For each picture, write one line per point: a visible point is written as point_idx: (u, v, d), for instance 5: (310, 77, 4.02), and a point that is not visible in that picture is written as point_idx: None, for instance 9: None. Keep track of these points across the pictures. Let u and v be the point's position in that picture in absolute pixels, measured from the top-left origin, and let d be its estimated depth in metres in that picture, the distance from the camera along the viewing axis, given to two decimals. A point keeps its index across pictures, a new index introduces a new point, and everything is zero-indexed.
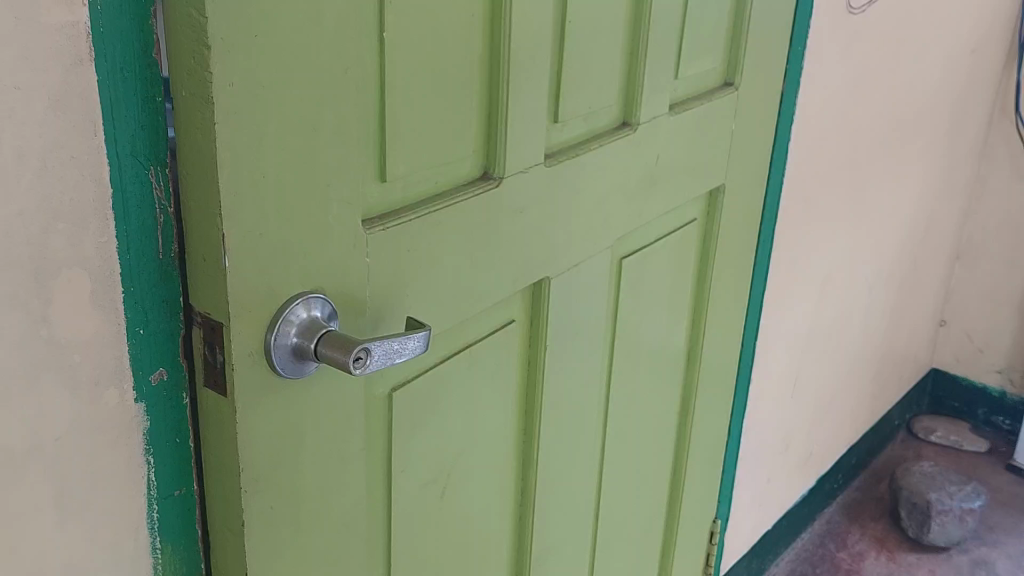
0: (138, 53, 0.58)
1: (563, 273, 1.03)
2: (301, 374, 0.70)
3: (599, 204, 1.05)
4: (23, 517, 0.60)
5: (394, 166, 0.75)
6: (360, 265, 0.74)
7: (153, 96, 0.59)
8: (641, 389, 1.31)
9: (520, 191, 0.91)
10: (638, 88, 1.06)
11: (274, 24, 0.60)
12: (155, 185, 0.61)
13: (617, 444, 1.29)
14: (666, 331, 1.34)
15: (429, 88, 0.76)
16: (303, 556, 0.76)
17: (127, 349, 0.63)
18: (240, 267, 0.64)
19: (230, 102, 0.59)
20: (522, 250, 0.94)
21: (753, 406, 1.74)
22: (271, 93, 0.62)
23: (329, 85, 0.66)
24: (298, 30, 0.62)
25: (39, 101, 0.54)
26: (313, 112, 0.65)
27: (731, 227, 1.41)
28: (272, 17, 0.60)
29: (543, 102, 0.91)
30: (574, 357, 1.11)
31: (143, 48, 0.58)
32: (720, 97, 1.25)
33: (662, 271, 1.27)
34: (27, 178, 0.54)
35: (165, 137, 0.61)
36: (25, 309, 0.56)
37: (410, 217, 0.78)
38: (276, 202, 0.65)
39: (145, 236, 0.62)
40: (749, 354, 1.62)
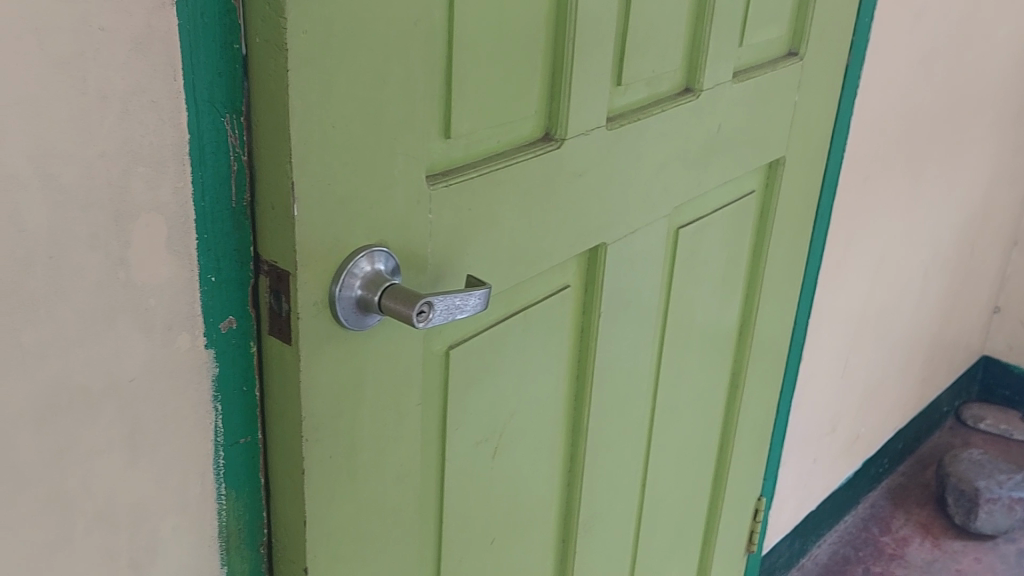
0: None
1: (620, 240, 1.02)
2: (363, 326, 0.71)
3: (659, 171, 1.04)
4: (97, 453, 0.62)
5: (458, 122, 0.75)
6: (423, 221, 0.74)
7: (231, 43, 0.60)
8: (691, 361, 1.31)
9: (581, 154, 0.91)
10: (702, 54, 1.05)
11: None
12: (230, 133, 0.62)
13: (665, 415, 1.29)
14: (719, 304, 1.33)
15: (496, 45, 0.76)
16: (359, 507, 0.77)
17: (199, 295, 0.64)
18: (310, 217, 0.64)
19: (304, 50, 0.60)
20: (580, 213, 0.94)
21: (803, 385, 1.72)
22: (344, 43, 0.62)
23: (399, 38, 0.66)
24: None
25: (123, 44, 0.55)
26: (382, 64, 0.66)
27: (789, 200, 1.39)
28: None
29: (608, 64, 0.91)
30: (628, 325, 1.11)
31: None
32: (784, 67, 1.23)
33: (717, 243, 1.26)
34: (109, 120, 0.55)
35: (242, 86, 0.61)
36: (105, 250, 0.57)
37: (471, 174, 0.78)
38: (344, 154, 0.65)
39: (219, 184, 0.62)
40: (801, 332, 1.61)
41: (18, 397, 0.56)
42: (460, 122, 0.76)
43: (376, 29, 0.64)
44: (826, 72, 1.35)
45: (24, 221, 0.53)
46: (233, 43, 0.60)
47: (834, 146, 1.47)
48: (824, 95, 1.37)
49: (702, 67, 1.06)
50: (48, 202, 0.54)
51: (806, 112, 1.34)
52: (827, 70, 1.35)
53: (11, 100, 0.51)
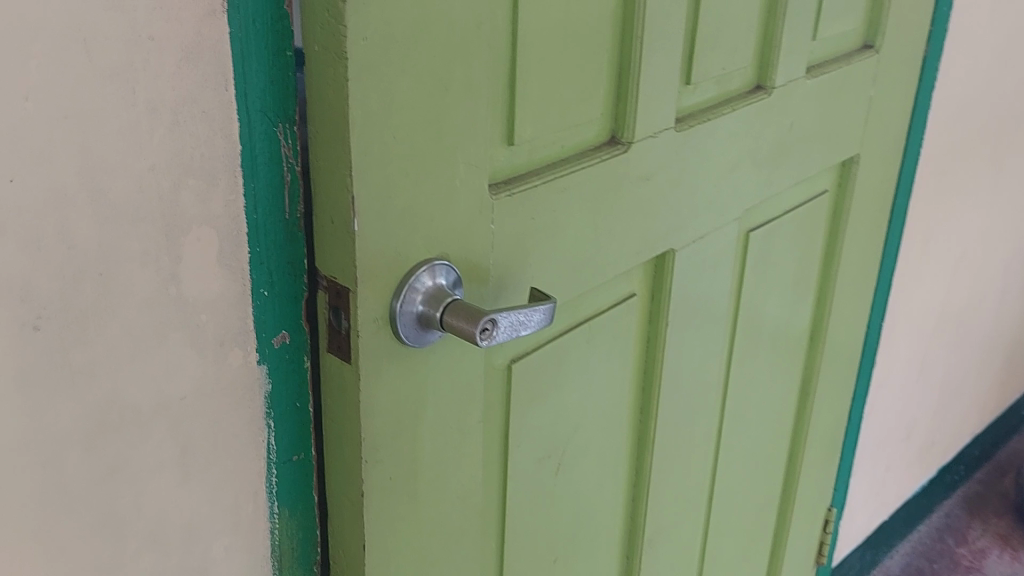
0: (270, 4, 0.56)
1: (688, 246, 0.98)
2: (424, 342, 0.68)
3: (729, 173, 1.00)
4: (149, 474, 0.60)
5: (522, 128, 0.72)
6: (485, 231, 0.71)
7: (283, 50, 0.57)
8: (761, 368, 1.25)
9: (649, 157, 0.87)
10: (774, 50, 1.00)
11: None
12: (283, 143, 0.59)
13: (734, 425, 1.24)
14: (790, 309, 1.27)
15: (560, 46, 0.73)
16: (418, 528, 0.74)
17: (251, 310, 0.62)
18: (369, 230, 0.62)
19: (364, 57, 0.57)
20: (648, 219, 0.90)
21: (876, 391, 1.65)
22: (406, 48, 0.59)
23: (462, 41, 0.63)
24: None
25: (173, 52, 0.52)
26: (444, 69, 0.62)
27: (864, 200, 1.32)
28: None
29: (676, 62, 0.86)
30: (696, 333, 1.06)
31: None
32: (860, 61, 1.17)
33: (788, 247, 1.20)
34: (159, 132, 0.53)
35: (294, 94, 0.59)
36: (155, 266, 0.55)
37: (535, 181, 0.75)
38: (404, 163, 0.62)
39: (273, 196, 0.60)
40: (874, 336, 1.54)
41: (68, 418, 0.55)
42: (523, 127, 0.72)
43: (438, 32, 0.61)
44: (903, 66, 1.28)
45: (73, 237, 0.51)
46: (285, 50, 0.57)
47: (911, 143, 1.41)
48: (900, 90, 1.30)
49: (774, 63, 1.01)
50: (96, 217, 0.52)
51: (882, 107, 1.27)
52: (905, 62, 1.28)
53: (57, 111, 0.49)
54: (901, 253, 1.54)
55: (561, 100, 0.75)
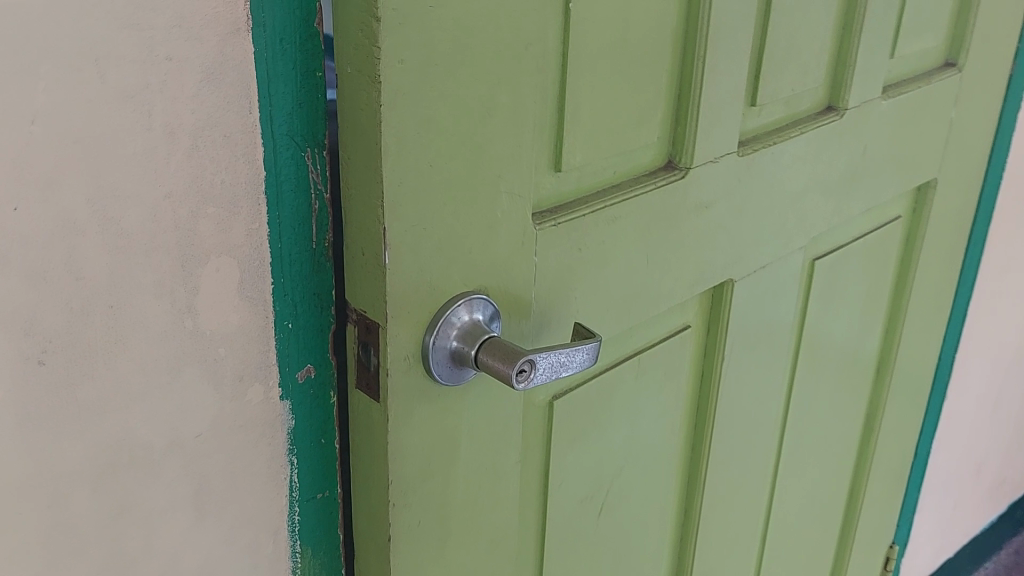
0: (299, 22, 0.52)
1: (749, 276, 0.92)
2: (458, 380, 0.64)
3: (795, 200, 0.94)
4: (162, 514, 0.57)
5: (570, 154, 0.68)
6: (528, 264, 0.67)
7: (312, 71, 0.54)
8: (823, 401, 1.19)
9: (708, 184, 0.81)
10: (847, 70, 0.94)
11: None
12: (311, 169, 0.56)
13: (792, 460, 1.17)
14: (856, 340, 1.20)
15: (615, 66, 0.68)
16: (448, 573, 0.70)
17: (274, 343, 0.58)
18: (402, 263, 0.58)
19: (400, 81, 0.53)
20: (705, 249, 0.84)
21: (946, 426, 1.56)
22: (447, 70, 0.55)
23: (507, 64, 0.59)
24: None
25: (193, 73, 0.49)
26: (487, 93, 0.58)
27: (940, 226, 1.24)
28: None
29: (741, 83, 0.81)
30: (754, 366, 1.00)
31: (304, 17, 0.52)
32: (941, 80, 1.09)
33: (856, 276, 1.13)
34: (176, 158, 0.50)
35: (323, 117, 0.55)
36: (170, 298, 0.52)
37: (583, 210, 0.71)
38: (441, 193, 0.58)
39: (300, 225, 0.56)
40: (945, 369, 1.45)
41: (75, 456, 0.52)
42: (570, 150, 0.68)
43: (482, 53, 0.57)
44: (987, 85, 1.19)
45: (81, 268, 0.48)
46: (315, 70, 0.54)
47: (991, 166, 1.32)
48: (982, 110, 1.22)
49: (847, 83, 0.95)
50: (107, 247, 0.48)
51: (962, 130, 1.19)
52: (989, 82, 1.20)
53: (67, 136, 0.46)
54: (978, 281, 1.45)
55: (613, 123, 0.71)
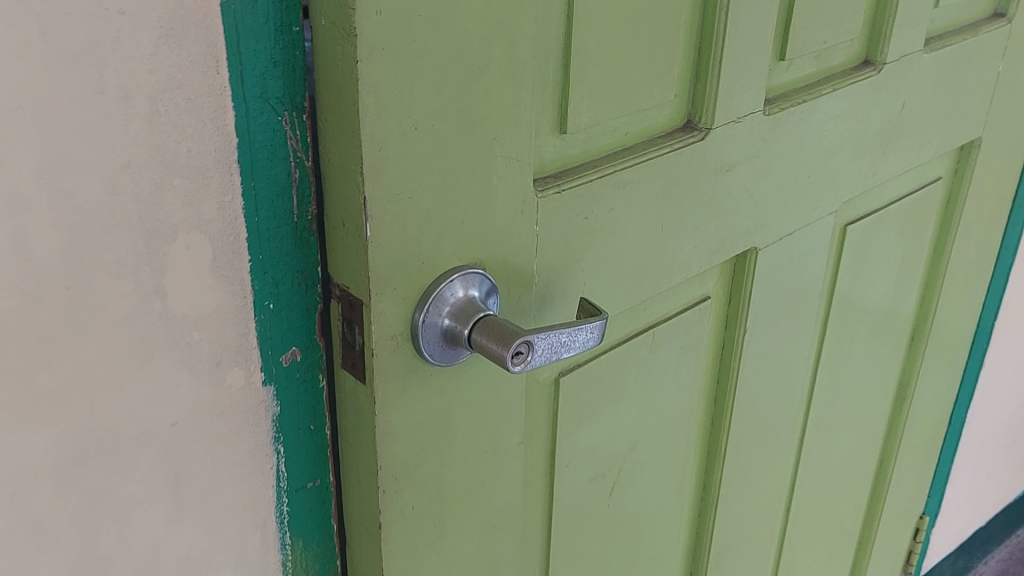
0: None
1: (774, 244, 0.86)
2: (452, 361, 0.59)
3: (825, 161, 0.88)
4: (136, 508, 0.53)
5: (577, 114, 0.63)
6: (529, 234, 0.62)
7: (288, 25, 0.49)
8: (853, 371, 1.13)
9: (731, 145, 0.76)
10: (886, 20, 0.87)
11: None
12: (289, 134, 0.51)
13: (818, 432, 1.12)
14: (890, 307, 1.14)
15: (627, 18, 0.62)
16: (446, 561, 0.67)
17: (255, 325, 0.54)
18: (387, 236, 0.53)
19: (379, 34, 0.47)
20: (726, 215, 0.79)
21: (982, 394, 1.50)
22: (432, 22, 0.50)
23: (502, 16, 0.53)
24: None
25: (149, 30, 0.44)
26: (479, 49, 0.53)
27: (983, 187, 1.17)
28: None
29: (769, 36, 0.75)
30: (779, 337, 0.95)
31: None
32: (989, 32, 1.02)
33: (891, 241, 1.07)
34: (135, 125, 0.45)
35: (303, 77, 0.51)
36: (135, 279, 0.48)
37: (590, 175, 0.66)
38: (429, 160, 0.53)
39: (277, 195, 0.52)
40: (984, 337, 1.39)
41: (36, 450, 0.48)
42: (577, 111, 0.63)
43: (474, 3, 0.51)
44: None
45: (32, 250, 0.44)
46: (291, 25, 0.49)
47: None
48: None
49: (886, 35, 0.88)
50: (61, 226, 0.45)
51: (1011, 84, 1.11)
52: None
53: (8, 103, 0.41)
54: None
55: (626, 81, 0.65)
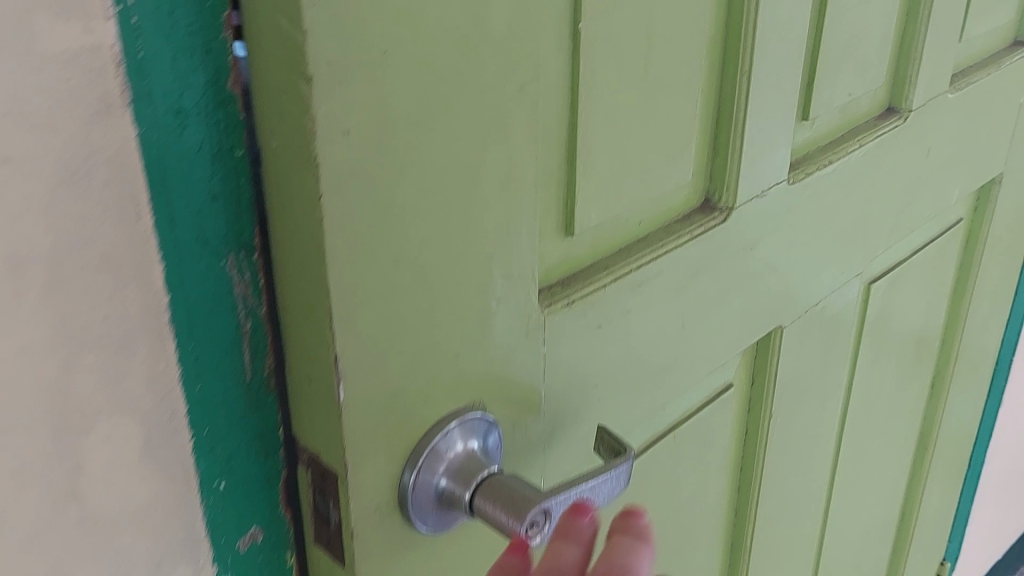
0: (203, 85, 0.36)
1: (799, 318, 0.77)
2: (444, 525, 0.50)
3: (850, 223, 0.78)
4: None
5: (585, 212, 0.53)
6: (533, 358, 0.52)
7: (230, 149, 0.38)
8: (877, 433, 1.04)
9: (754, 222, 0.66)
10: (912, 63, 0.78)
11: (417, 32, 0.38)
12: (236, 280, 0.41)
13: (842, 501, 1.03)
14: (913, 359, 1.05)
15: (640, 96, 0.53)
16: None
17: (203, 509, 0.46)
18: (363, 393, 0.43)
19: (346, 159, 0.37)
20: (749, 298, 0.69)
21: (1006, 432, 1.41)
22: (413, 135, 0.39)
23: (497, 115, 0.43)
24: (451, 34, 0.39)
25: (43, 178, 0.34)
26: (471, 158, 0.43)
27: (1003, 224, 1.09)
28: (417, 15, 0.37)
29: (794, 95, 0.65)
30: (803, 413, 0.85)
31: (211, 77, 0.36)
32: (1011, 63, 0.94)
33: (914, 293, 0.98)
34: (31, 299, 0.36)
35: (253, 210, 0.40)
36: (44, 482, 0.39)
37: (603, 277, 0.55)
38: (415, 297, 0.43)
39: (223, 352, 0.42)
40: (1003, 373, 1.30)
41: None
42: (586, 208, 0.53)
43: (464, 106, 0.41)
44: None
45: None
46: (234, 148, 0.38)
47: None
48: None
49: (911, 79, 0.79)
50: None
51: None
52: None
53: None
54: None
55: (641, 166, 0.55)
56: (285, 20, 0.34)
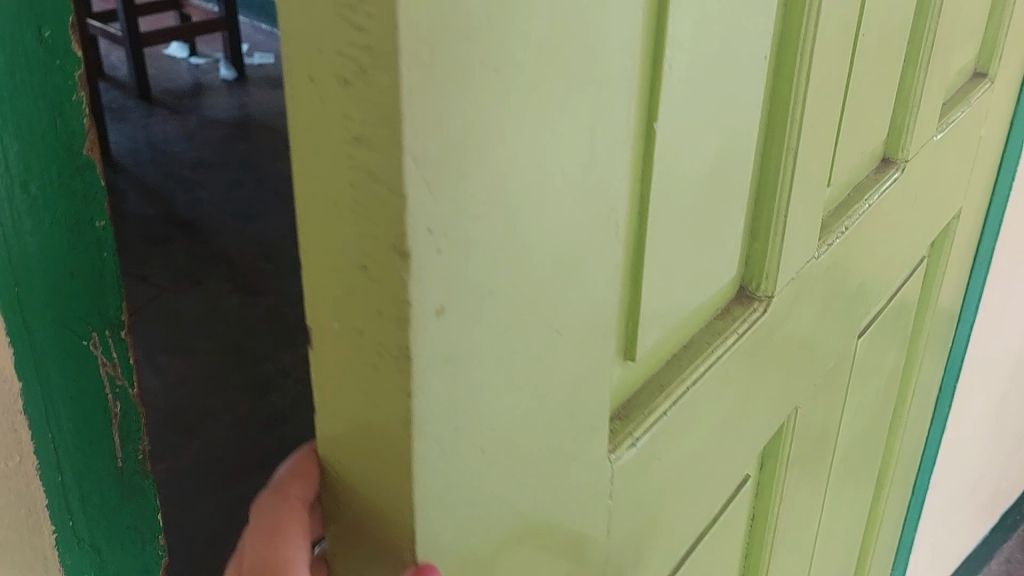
0: (57, 155, 0.43)
1: (809, 393, 0.72)
2: None
3: (854, 286, 0.73)
4: None
5: (647, 334, 0.44)
6: (602, 515, 0.43)
7: (90, 221, 0.45)
8: (852, 482, 1.00)
9: (785, 306, 0.60)
10: (909, 111, 0.74)
11: (516, 169, 0.29)
12: (98, 356, 0.48)
13: (820, 556, 0.99)
14: (882, 403, 1.02)
15: (698, 195, 0.45)
16: None
17: (58, 547, 0.52)
18: None
19: (442, 346, 0.28)
20: (776, 385, 0.63)
21: (960, 457, 1.39)
22: (506, 296, 0.31)
23: (584, 248, 0.34)
24: (550, 165, 0.31)
25: None
26: (556, 307, 0.34)
27: (955, 257, 1.07)
28: (517, 149, 0.29)
29: (824, 164, 0.59)
30: (801, 485, 0.80)
31: (67, 149, 0.43)
32: (976, 98, 0.92)
33: (888, 338, 0.95)
34: None
35: (116, 281, 0.47)
36: None
37: (663, 404, 0.47)
38: (497, 487, 0.34)
39: (89, 410, 0.49)
40: (949, 399, 1.27)
41: None
42: (648, 328, 0.44)
43: (556, 246, 0.33)
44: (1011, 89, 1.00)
45: None
46: (94, 220, 0.45)
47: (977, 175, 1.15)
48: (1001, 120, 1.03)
49: (908, 130, 0.75)
50: None
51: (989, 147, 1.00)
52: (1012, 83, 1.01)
53: None
54: (994, 301, 1.27)
55: (697, 269, 0.48)
56: (365, 172, 0.26)
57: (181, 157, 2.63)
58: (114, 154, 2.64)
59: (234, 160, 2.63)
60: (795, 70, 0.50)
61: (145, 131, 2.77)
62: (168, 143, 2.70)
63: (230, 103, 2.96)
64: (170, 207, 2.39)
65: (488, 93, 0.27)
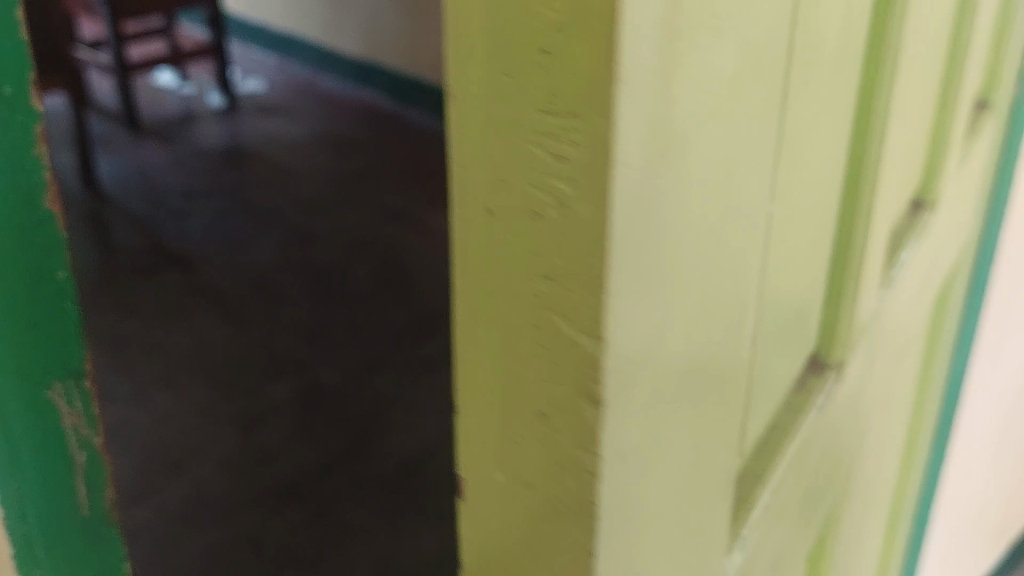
0: (14, 202, 0.41)
1: (868, 449, 0.71)
2: None
3: (905, 337, 0.72)
4: None
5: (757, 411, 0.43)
6: None
7: (51, 270, 0.43)
8: (887, 528, 0.98)
9: (861, 364, 0.59)
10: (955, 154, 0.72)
11: (694, 271, 0.28)
12: (63, 410, 0.46)
13: None
14: (917, 448, 1.00)
15: (808, 266, 0.44)
16: None
17: None
18: None
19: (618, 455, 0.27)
20: (845, 445, 0.61)
21: (971, 488, 1.38)
22: (673, 398, 0.30)
23: (734, 336, 0.33)
24: (717, 259, 0.29)
25: None
26: (712, 397, 0.33)
27: (977, 294, 1.07)
28: (697, 251, 0.28)
29: (890, 214, 0.57)
30: (853, 539, 0.78)
31: (27, 194, 0.41)
32: (1000, 146, 0.91)
33: (925, 379, 0.93)
34: None
35: (76, 330, 0.46)
36: None
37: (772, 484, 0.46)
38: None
39: (49, 477, 0.46)
40: (964, 433, 1.26)
41: None
42: (758, 399, 0.43)
43: (717, 339, 0.32)
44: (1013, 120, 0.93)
45: None
46: (56, 270, 0.44)
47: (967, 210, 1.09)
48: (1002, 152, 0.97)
49: (952, 173, 0.73)
50: None
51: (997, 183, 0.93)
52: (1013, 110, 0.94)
53: None
54: (1011, 332, 1.27)
55: (799, 334, 0.46)
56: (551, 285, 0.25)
57: (170, 187, 2.60)
58: (101, 184, 2.61)
59: (223, 189, 2.60)
60: (878, 114, 0.46)
61: (133, 160, 2.74)
62: (157, 172, 2.67)
63: (220, 131, 2.93)
64: (158, 237, 2.37)
65: (683, 165, 0.25)
